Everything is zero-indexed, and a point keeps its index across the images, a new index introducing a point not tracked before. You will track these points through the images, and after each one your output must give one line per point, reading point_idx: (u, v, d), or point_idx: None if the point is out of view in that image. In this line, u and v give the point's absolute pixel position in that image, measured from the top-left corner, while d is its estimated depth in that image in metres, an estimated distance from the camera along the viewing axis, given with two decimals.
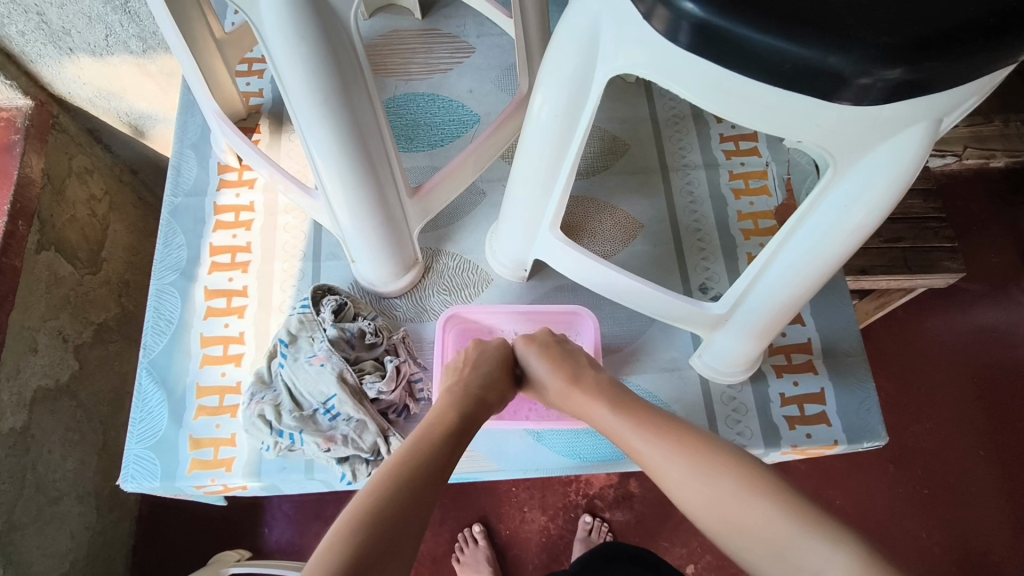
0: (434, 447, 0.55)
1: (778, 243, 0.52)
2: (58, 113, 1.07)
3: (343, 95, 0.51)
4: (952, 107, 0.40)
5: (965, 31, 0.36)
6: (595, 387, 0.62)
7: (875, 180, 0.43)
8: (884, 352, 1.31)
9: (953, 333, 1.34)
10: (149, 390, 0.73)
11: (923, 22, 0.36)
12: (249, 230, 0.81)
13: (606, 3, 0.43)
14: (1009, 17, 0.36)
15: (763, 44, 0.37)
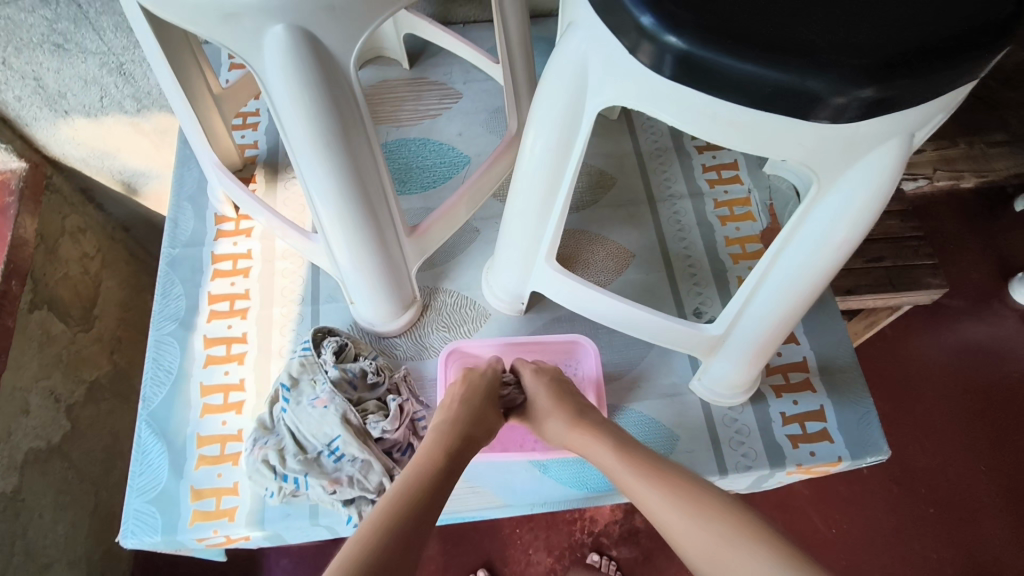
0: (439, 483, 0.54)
1: (769, 261, 0.54)
2: (51, 174, 1.09)
3: (343, 137, 0.53)
4: (921, 123, 0.42)
5: (930, 53, 0.38)
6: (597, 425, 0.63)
7: (857, 194, 0.45)
8: (877, 372, 1.33)
9: (942, 350, 1.36)
10: (149, 442, 0.72)
11: (889, 46, 0.39)
12: (247, 277, 0.82)
13: (593, 42, 0.45)
14: (968, 39, 0.39)
15: (743, 70, 0.39)
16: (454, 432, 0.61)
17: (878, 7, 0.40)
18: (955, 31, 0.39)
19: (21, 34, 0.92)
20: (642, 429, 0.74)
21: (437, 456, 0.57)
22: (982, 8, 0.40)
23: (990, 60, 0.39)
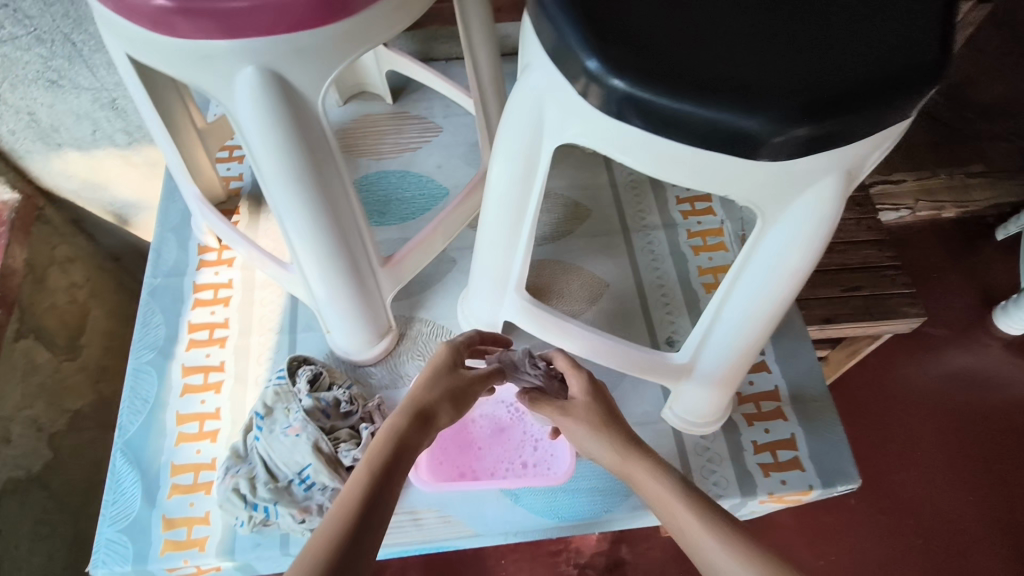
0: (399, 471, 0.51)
1: (725, 292, 0.55)
2: (43, 206, 1.14)
3: (315, 172, 0.54)
4: (859, 160, 0.44)
5: (865, 90, 0.40)
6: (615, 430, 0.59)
7: (803, 227, 0.47)
8: (862, 401, 1.34)
9: (928, 379, 1.37)
10: (123, 471, 0.73)
11: (826, 82, 0.40)
12: (227, 306, 0.83)
13: (547, 84, 0.47)
14: (904, 73, 0.40)
15: (684, 111, 0.41)
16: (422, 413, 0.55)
17: (818, 43, 0.42)
18: (892, 64, 0.40)
19: (17, 71, 0.96)
20: None
21: (400, 439, 0.52)
22: (919, 42, 0.41)
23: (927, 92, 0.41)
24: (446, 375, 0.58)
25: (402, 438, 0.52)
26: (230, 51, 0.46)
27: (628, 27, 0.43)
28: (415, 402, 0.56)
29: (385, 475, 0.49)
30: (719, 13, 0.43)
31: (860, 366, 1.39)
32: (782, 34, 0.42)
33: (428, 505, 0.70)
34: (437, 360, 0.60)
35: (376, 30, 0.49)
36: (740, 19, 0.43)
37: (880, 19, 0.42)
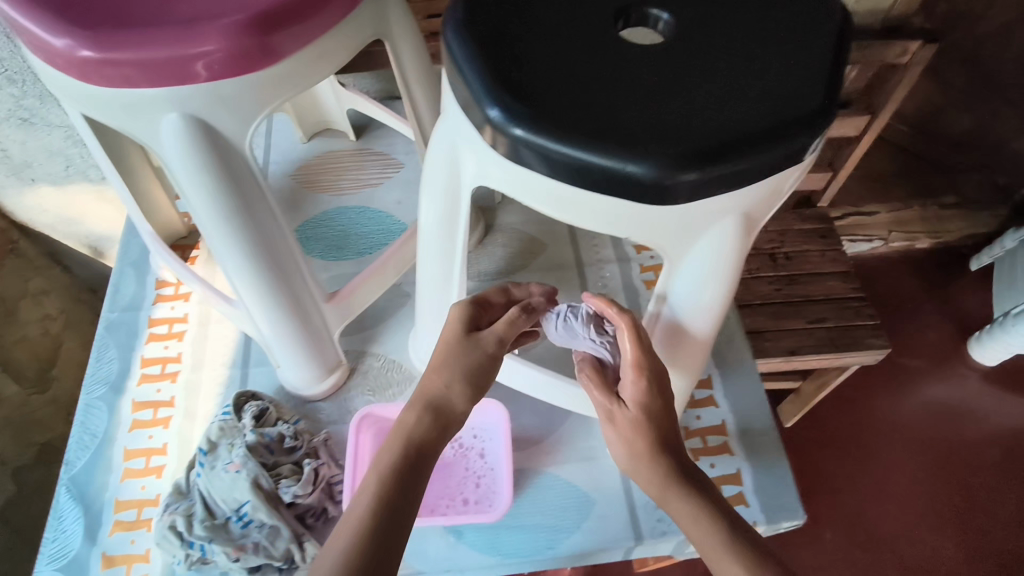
0: (415, 485, 0.50)
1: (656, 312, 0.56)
2: (17, 239, 1.17)
3: (247, 213, 0.55)
4: (755, 202, 0.45)
5: (752, 138, 0.41)
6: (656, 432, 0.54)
7: (709, 263, 0.49)
8: (840, 433, 1.34)
9: (907, 412, 1.37)
10: (66, 508, 0.73)
11: (714, 131, 0.41)
12: (181, 341, 0.84)
13: (461, 132, 0.49)
14: (788, 123, 0.41)
15: (581, 157, 0.41)
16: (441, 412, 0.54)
17: (709, 93, 0.43)
18: (777, 114, 0.42)
19: None
20: (558, 492, 0.74)
21: (412, 448, 0.51)
22: (804, 92, 0.43)
23: (812, 140, 0.42)
24: (469, 354, 0.56)
25: (410, 446, 0.51)
26: (155, 100, 0.46)
27: (530, 74, 0.43)
28: (425, 397, 0.54)
29: (397, 488, 0.49)
30: (615, 63, 0.44)
31: (837, 398, 1.39)
32: (675, 84, 0.43)
33: None
34: (455, 332, 0.57)
35: (307, 73, 0.49)
36: (635, 69, 0.44)
37: (769, 69, 0.44)
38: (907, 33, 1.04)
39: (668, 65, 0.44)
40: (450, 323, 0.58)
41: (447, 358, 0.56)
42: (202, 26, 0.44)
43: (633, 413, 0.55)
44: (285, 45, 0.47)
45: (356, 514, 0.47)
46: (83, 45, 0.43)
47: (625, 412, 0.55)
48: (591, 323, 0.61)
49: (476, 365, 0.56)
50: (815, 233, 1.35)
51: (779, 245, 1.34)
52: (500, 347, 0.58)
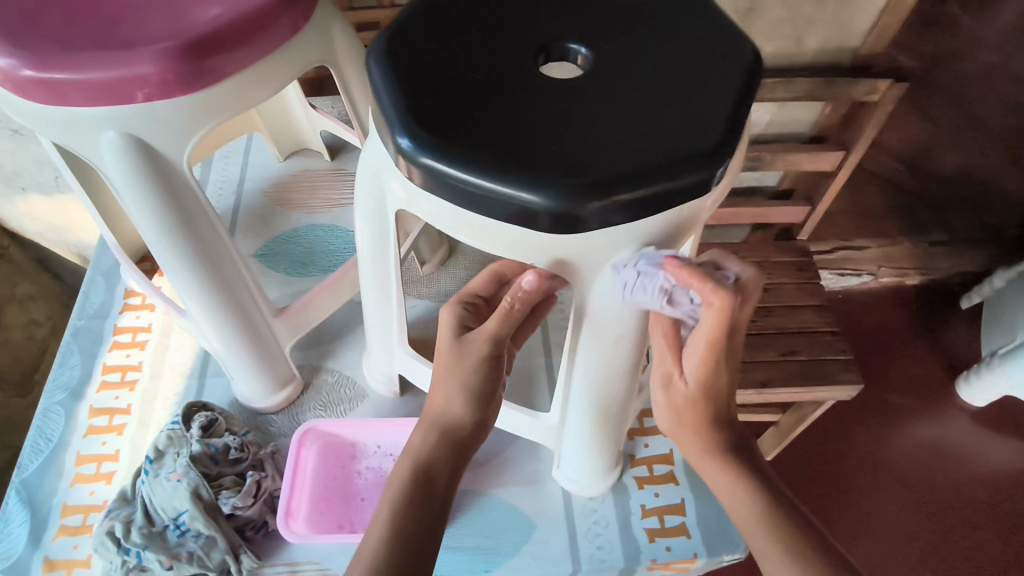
0: (433, 503, 0.54)
1: (567, 365, 0.59)
2: (7, 246, 1.22)
3: (185, 226, 0.56)
4: (659, 234, 0.45)
5: (652, 168, 0.41)
6: (710, 402, 0.53)
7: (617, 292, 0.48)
8: (834, 470, 1.55)
9: (904, 456, 1.57)
10: (14, 511, 0.74)
11: (614, 160, 0.41)
12: (143, 350, 0.86)
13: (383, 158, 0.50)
14: (688, 154, 0.42)
15: (482, 183, 0.42)
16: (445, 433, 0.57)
17: (613, 124, 0.43)
18: (677, 145, 0.42)
19: None
20: (500, 513, 0.75)
21: (421, 471, 0.55)
22: (706, 125, 0.43)
23: (715, 170, 0.42)
24: (469, 364, 0.56)
25: (417, 469, 0.55)
26: (91, 118, 0.48)
27: (440, 104, 0.44)
28: (431, 420, 0.58)
29: (410, 510, 0.53)
30: (525, 93, 0.45)
31: (825, 438, 1.60)
32: (580, 115, 0.44)
33: (309, 558, 0.71)
34: (449, 345, 0.57)
35: (245, 96, 0.52)
36: (543, 99, 0.45)
37: (675, 102, 0.44)
38: (875, 73, 1.06)
39: (577, 96, 0.45)
40: (444, 328, 0.58)
41: (450, 374, 0.57)
42: (137, 50, 0.46)
43: (693, 391, 0.52)
44: (221, 67, 0.49)
45: (372, 538, 0.51)
46: (23, 65, 0.46)
47: (682, 386, 0.52)
48: (667, 294, 0.44)
49: (478, 377, 0.57)
50: (792, 266, 1.37)
51: None
52: (495, 346, 0.56)
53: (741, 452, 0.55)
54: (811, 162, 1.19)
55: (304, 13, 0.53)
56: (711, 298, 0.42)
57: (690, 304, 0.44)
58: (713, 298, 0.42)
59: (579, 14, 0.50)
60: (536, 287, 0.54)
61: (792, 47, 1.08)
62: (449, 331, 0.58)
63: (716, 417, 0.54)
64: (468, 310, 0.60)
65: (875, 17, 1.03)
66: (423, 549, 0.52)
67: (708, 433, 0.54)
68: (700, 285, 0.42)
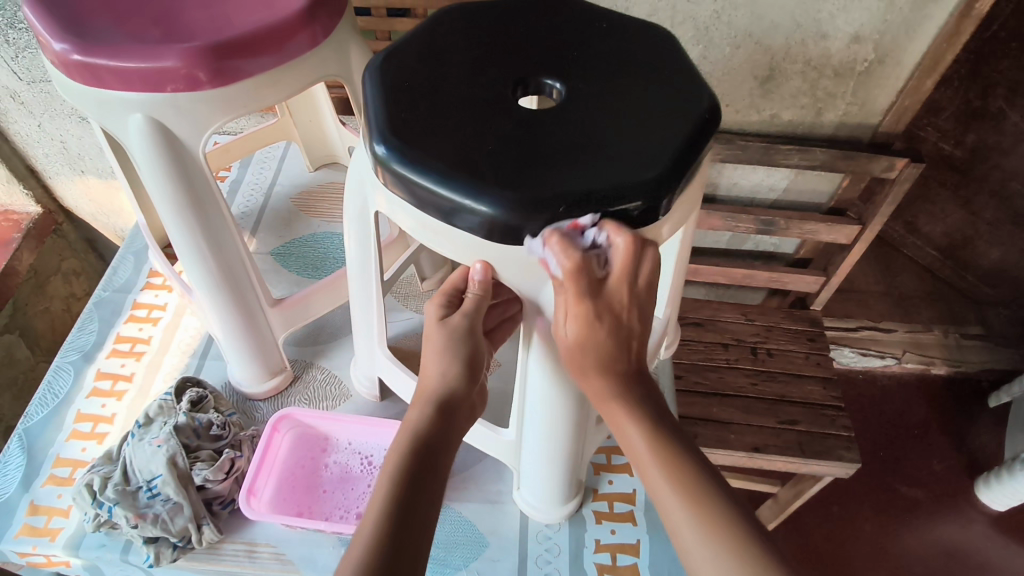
0: (432, 470, 0.53)
1: (522, 382, 0.61)
2: (62, 222, 1.34)
3: (194, 205, 0.63)
4: None
5: (592, 194, 0.46)
6: (595, 352, 0.49)
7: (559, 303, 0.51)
8: (839, 560, 1.49)
9: (918, 556, 1.49)
10: (13, 455, 0.80)
11: (560, 183, 0.46)
12: (155, 325, 0.93)
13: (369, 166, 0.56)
14: (628, 184, 0.46)
15: (440, 190, 0.46)
16: (438, 418, 0.55)
17: (563, 152, 0.48)
18: (620, 175, 0.46)
19: (55, 105, 1.12)
20: (455, 526, 0.76)
21: (419, 442, 0.53)
22: (651, 160, 0.48)
23: (653, 203, 0.47)
24: (460, 342, 0.57)
25: (418, 450, 0.53)
26: (126, 101, 0.56)
27: (415, 119, 0.50)
28: (428, 395, 0.56)
29: (404, 493, 0.50)
30: (494, 120, 0.50)
31: (831, 522, 1.55)
32: (537, 142, 0.49)
33: (267, 541, 0.74)
34: (439, 332, 0.57)
35: (257, 95, 0.60)
36: (508, 124, 0.50)
37: (624, 141, 0.49)
38: (893, 151, 1.08)
39: (538, 127, 0.50)
40: (431, 321, 0.58)
41: (444, 351, 0.57)
42: (171, 47, 0.54)
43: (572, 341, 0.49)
44: (243, 68, 0.57)
45: (368, 524, 0.49)
46: (73, 51, 0.55)
47: (562, 340, 0.50)
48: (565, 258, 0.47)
49: (467, 349, 0.57)
50: (802, 335, 1.35)
51: (762, 340, 1.33)
52: (474, 329, 0.57)
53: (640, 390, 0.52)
54: (827, 232, 1.20)
55: (321, 28, 0.61)
56: (564, 254, 0.45)
57: (555, 267, 0.46)
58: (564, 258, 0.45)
59: (559, 60, 0.56)
60: (487, 278, 0.51)
61: (810, 118, 1.11)
62: (435, 321, 0.58)
63: (609, 363, 0.50)
64: (452, 304, 0.59)
65: (894, 97, 1.06)
66: (418, 509, 0.50)
67: (601, 378, 0.50)
68: (555, 244, 0.45)
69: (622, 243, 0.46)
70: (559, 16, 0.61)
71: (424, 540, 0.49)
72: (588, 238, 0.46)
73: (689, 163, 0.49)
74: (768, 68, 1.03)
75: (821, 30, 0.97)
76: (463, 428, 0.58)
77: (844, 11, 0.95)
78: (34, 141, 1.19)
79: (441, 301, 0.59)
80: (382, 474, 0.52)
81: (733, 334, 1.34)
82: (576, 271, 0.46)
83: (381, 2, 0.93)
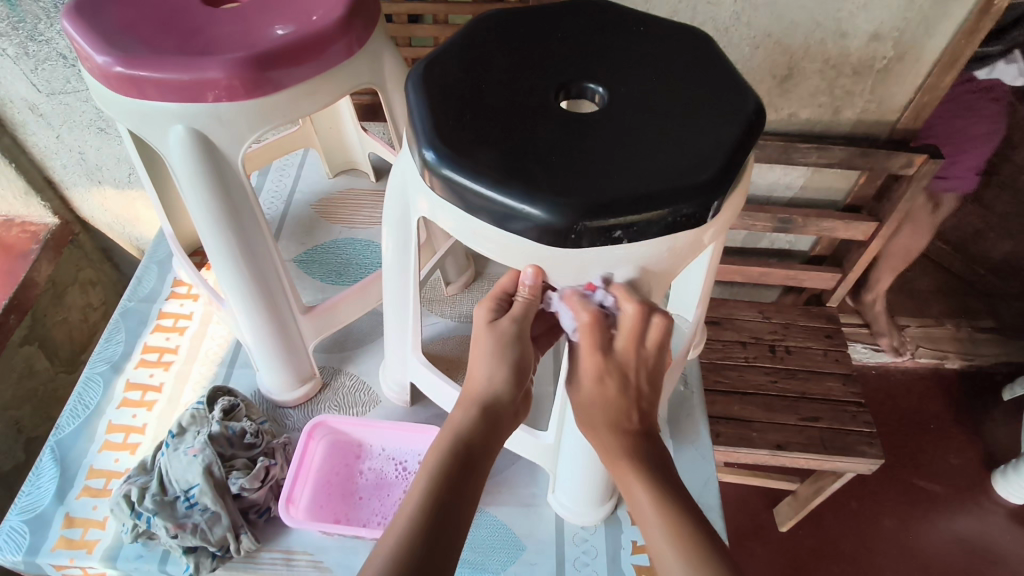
0: (473, 473, 0.52)
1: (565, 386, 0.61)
2: (79, 233, 1.34)
3: (232, 215, 0.63)
4: (646, 258, 0.49)
5: (644, 198, 0.46)
6: (608, 413, 0.52)
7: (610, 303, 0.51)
8: (858, 555, 1.49)
9: (936, 550, 1.49)
10: (46, 467, 0.80)
11: (611, 186, 0.46)
12: (182, 334, 0.93)
13: (410, 172, 0.57)
14: (679, 188, 0.46)
15: (492, 195, 0.47)
16: (481, 423, 0.55)
17: (611, 156, 0.48)
18: (672, 179, 0.47)
19: (75, 116, 1.12)
20: (491, 531, 0.76)
21: (460, 442, 0.53)
22: (701, 164, 0.48)
23: (703, 206, 0.47)
24: (508, 345, 0.57)
25: (462, 452, 0.53)
26: (168, 113, 0.56)
27: (462, 125, 0.50)
28: (471, 398, 0.56)
29: (446, 495, 0.50)
30: (540, 125, 0.51)
31: (850, 516, 1.55)
32: (584, 146, 0.49)
33: (304, 548, 0.74)
34: (488, 336, 0.57)
35: (297, 105, 0.60)
36: (556, 130, 0.50)
37: (671, 144, 0.49)
38: (911, 147, 1.09)
39: (584, 130, 0.50)
40: (479, 324, 0.58)
41: (491, 355, 0.57)
42: (213, 58, 0.55)
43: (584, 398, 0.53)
44: (282, 78, 0.57)
45: (407, 523, 0.48)
46: (115, 63, 0.55)
47: (576, 394, 0.54)
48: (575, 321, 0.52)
49: (515, 353, 0.57)
50: (819, 331, 1.35)
51: (780, 338, 1.33)
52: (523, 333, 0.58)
53: (642, 437, 0.53)
54: (843, 229, 1.21)
55: (357, 39, 0.62)
56: (580, 314, 0.50)
57: (571, 323, 0.52)
58: (582, 314, 0.50)
59: (598, 65, 0.56)
60: (538, 282, 0.52)
61: (828, 116, 1.11)
62: (485, 324, 0.58)
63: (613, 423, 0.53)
64: (501, 308, 0.59)
65: (912, 94, 1.06)
66: (462, 513, 0.50)
67: (608, 425, 0.52)
68: (573, 303, 0.51)
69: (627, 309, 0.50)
70: (594, 21, 0.61)
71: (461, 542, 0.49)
72: (598, 299, 0.51)
73: (737, 165, 0.49)
74: (787, 67, 1.04)
75: (840, 29, 0.98)
76: (507, 432, 0.57)
77: (864, 10, 0.95)
78: (52, 153, 1.18)
79: (490, 304, 0.59)
80: (422, 475, 0.51)
81: (751, 332, 1.34)
82: (590, 327, 0.50)
83: (402, 10, 0.93)
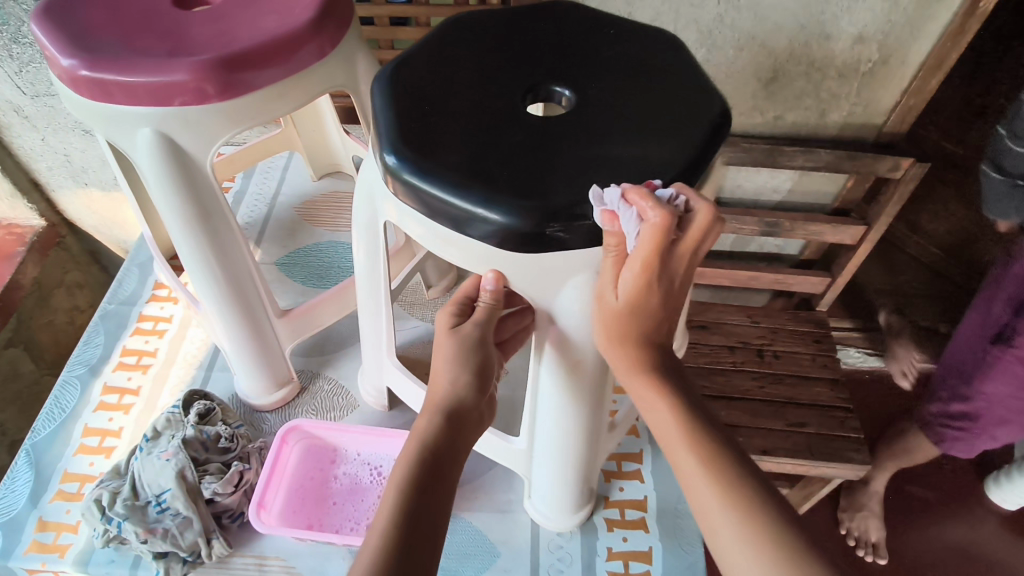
0: (439, 479, 0.52)
1: (534, 394, 0.61)
2: (65, 235, 1.34)
3: (203, 220, 0.62)
4: None
5: None
6: (639, 323, 0.48)
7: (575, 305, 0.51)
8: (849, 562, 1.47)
9: (928, 558, 1.48)
10: (21, 470, 0.79)
11: (572, 191, 0.46)
12: (161, 337, 0.92)
13: (377, 177, 0.56)
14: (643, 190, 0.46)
15: (453, 199, 0.46)
16: (447, 431, 0.54)
17: (574, 159, 0.48)
18: (634, 181, 0.46)
19: (59, 118, 1.11)
20: (464, 538, 0.75)
21: (425, 450, 0.53)
22: (664, 166, 0.47)
23: None
24: (470, 349, 0.57)
25: (428, 459, 0.52)
26: (135, 116, 0.56)
27: (426, 128, 0.50)
28: (434, 404, 0.56)
29: (412, 504, 0.49)
30: (504, 128, 0.50)
31: None
32: (547, 149, 0.49)
33: (277, 554, 0.73)
34: (450, 341, 0.57)
35: (267, 107, 0.59)
36: (520, 133, 0.50)
37: (635, 147, 0.49)
38: (899, 150, 1.08)
39: (548, 133, 0.50)
40: (441, 329, 0.59)
41: (454, 360, 0.57)
42: (181, 60, 0.54)
43: (622, 308, 0.47)
44: (252, 80, 0.57)
45: (376, 534, 0.47)
46: (82, 66, 0.55)
47: (611, 302, 0.48)
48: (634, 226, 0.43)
49: (478, 358, 0.57)
50: (808, 337, 1.34)
51: (768, 343, 1.33)
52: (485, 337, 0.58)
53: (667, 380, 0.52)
54: (831, 233, 1.19)
55: (329, 40, 0.61)
56: (655, 214, 0.42)
57: (630, 225, 0.43)
58: (653, 215, 0.42)
59: (567, 69, 0.56)
60: (500, 287, 0.51)
61: (814, 119, 1.10)
62: (446, 329, 0.58)
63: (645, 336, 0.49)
64: (463, 313, 0.59)
65: (898, 97, 1.05)
66: (432, 522, 0.49)
67: (639, 349, 0.49)
68: (641, 203, 0.42)
69: (703, 210, 0.44)
70: (564, 24, 0.61)
71: (435, 552, 0.48)
72: (666, 198, 0.44)
73: (701, 169, 0.48)
74: (772, 69, 1.03)
75: (825, 32, 0.97)
76: (473, 440, 0.57)
77: (847, 12, 0.95)
78: (37, 155, 1.18)
79: (455, 305, 0.59)
80: (388, 484, 0.51)
81: (739, 337, 1.33)
82: (662, 231, 0.42)
83: (383, 12, 0.92)
